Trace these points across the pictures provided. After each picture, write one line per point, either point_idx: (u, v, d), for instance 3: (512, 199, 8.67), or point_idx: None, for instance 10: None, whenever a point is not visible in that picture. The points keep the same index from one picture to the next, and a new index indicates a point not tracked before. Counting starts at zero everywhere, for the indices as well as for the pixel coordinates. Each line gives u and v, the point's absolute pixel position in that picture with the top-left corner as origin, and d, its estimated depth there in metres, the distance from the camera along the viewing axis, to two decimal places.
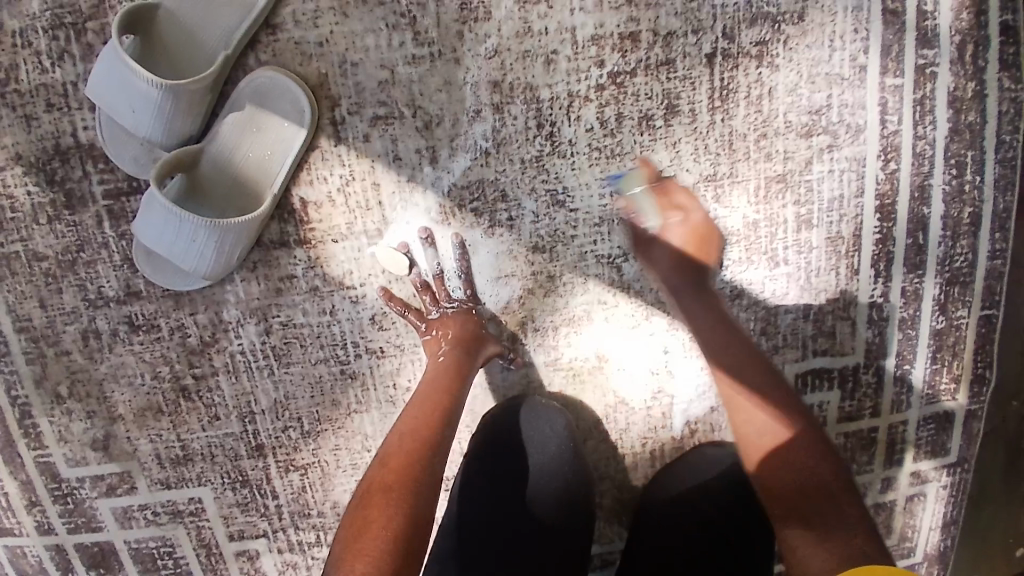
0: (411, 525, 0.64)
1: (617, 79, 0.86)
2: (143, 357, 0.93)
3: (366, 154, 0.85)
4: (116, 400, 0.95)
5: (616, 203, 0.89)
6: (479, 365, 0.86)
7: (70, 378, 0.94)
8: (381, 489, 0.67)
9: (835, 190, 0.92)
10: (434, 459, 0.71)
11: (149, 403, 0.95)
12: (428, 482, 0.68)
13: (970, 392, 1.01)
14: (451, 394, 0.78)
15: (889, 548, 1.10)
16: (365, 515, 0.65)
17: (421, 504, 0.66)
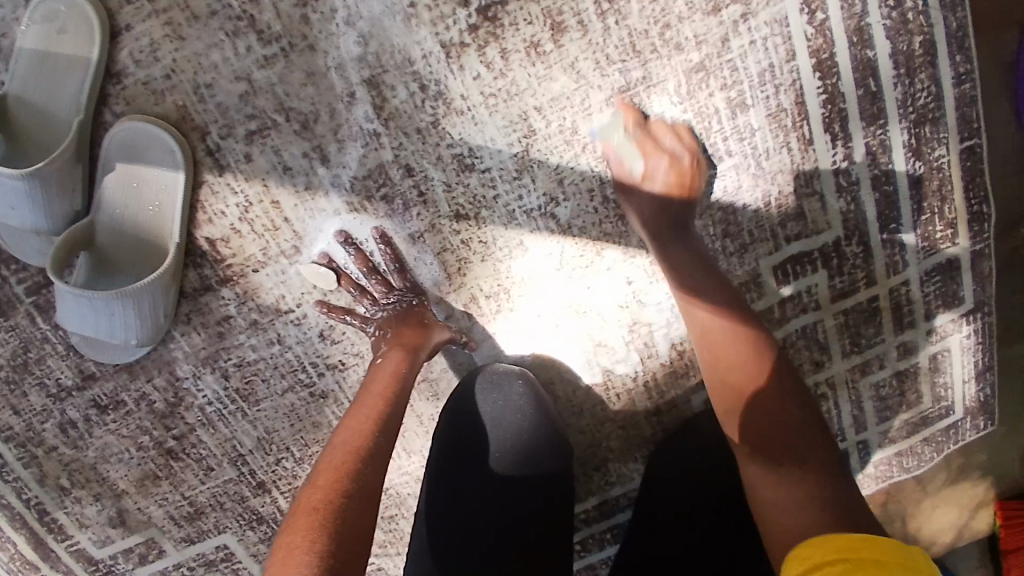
0: (335, 541, 0.57)
1: (489, 13, 0.76)
2: (122, 433, 0.93)
3: (253, 175, 0.80)
4: (115, 478, 0.96)
5: (527, 147, 0.82)
6: (426, 359, 0.81)
7: (65, 470, 0.95)
8: (306, 510, 0.60)
9: (765, 61, 0.82)
10: (365, 465, 0.64)
11: (144, 473, 0.96)
12: (356, 493, 0.62)
13: (971, 232, 0.96)
14: (393, 396, 0.74)
15: (925, 410, 1.06)
16: (288, 542, 0.57)
17: (344, 518, 0.59)
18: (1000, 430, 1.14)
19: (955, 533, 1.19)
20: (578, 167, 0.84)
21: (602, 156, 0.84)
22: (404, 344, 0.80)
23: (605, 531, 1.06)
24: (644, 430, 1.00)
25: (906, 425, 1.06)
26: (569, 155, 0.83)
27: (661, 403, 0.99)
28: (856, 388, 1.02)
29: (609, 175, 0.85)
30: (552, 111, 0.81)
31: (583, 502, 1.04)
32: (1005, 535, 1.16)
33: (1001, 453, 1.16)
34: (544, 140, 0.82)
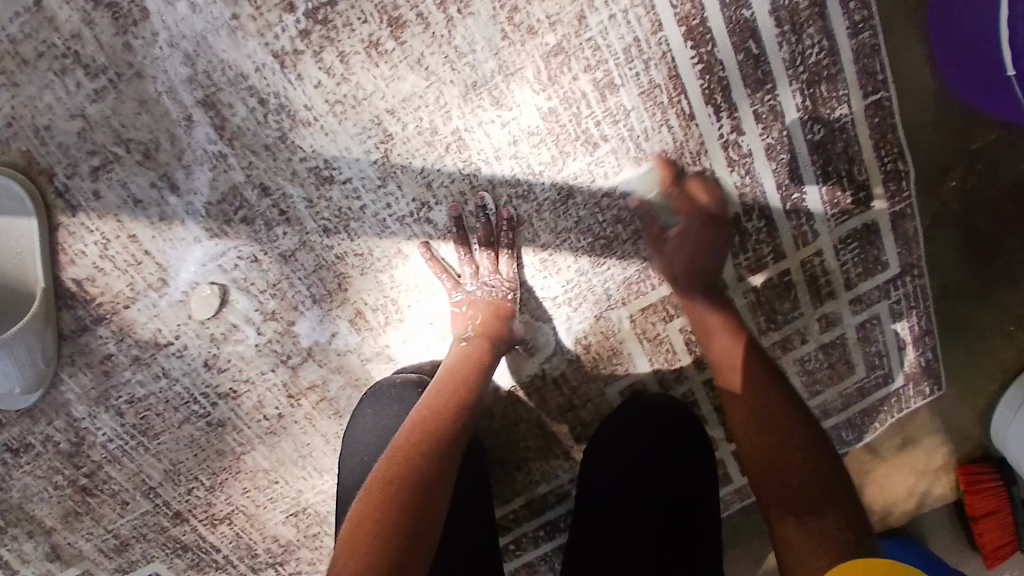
0: (410, 512, 0.63)
1: (319, 15, 0.72)
2: (37, 473, 0.91)
3: (105, 212, 0.78)
4: (41, 515, 0.93)
5: (387, 152, 0.78)
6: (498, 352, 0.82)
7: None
8: (382, 482, 0.66)
9: (627, 36, 0.78)
10: (417, 444, 0.70)
11: (65, 510, 0.93)
12: (419, 469, 0.67)
13: (888, 191, 0.90)
14: (464, 382, 0.78)
15: (859, 380, 1.01)
16: (359, 516, 0.63)
17: (416, 494, 0.65)
18: (951, 395, 1.05)
19: (918, 502, 1.09)
20: (445, 168, 0.80)
21: (469, 154, 0.80)
22: (488, 332, 0.83)
23: (539, 529, 1.04)
24: (561, 427, 0.98)
25: (840, 398, 1.02)
26: (433, 157, 0.79)
27: (575, 400, 0.96)
28: (779, 365, 0.97)
29: (481, 173, 0.81)
30: (406, 112, 0.76)
31: (510, 503, 1.03)
32: (972, 501, 1.05)
33: (956, 416, 1.06)
34: (403, 144, 0.78)
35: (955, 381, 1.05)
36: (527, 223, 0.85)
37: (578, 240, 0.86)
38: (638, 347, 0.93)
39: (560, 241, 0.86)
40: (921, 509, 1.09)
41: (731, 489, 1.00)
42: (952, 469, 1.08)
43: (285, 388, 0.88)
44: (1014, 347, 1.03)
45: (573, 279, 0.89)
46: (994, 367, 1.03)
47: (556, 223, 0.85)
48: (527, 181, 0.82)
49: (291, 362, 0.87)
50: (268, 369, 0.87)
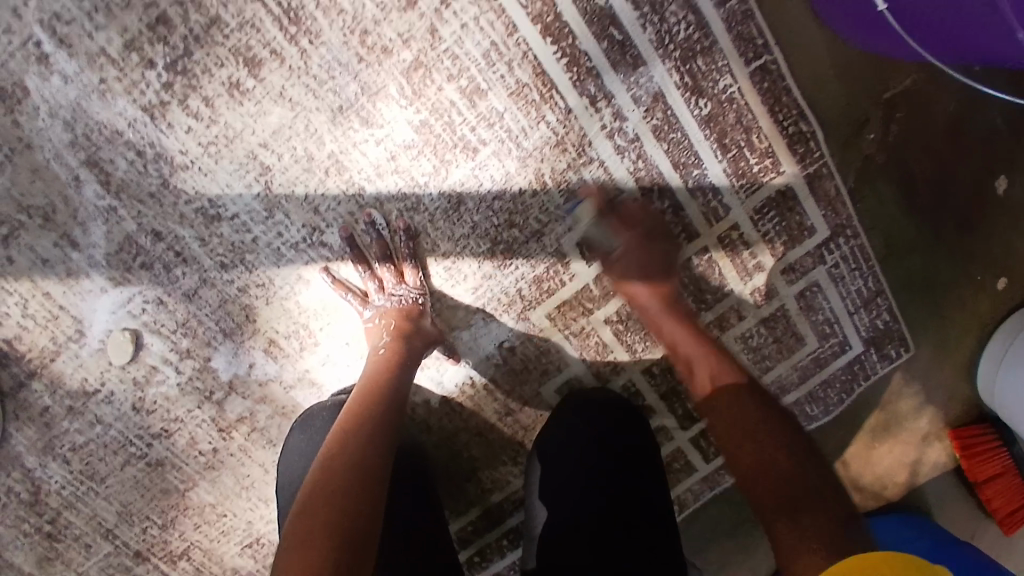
0: (351, 513, 0.61)
1: (178, 67, 0.76)
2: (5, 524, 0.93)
3: (19, 274, 0.82)
4: (17, 562, 0.95)
5: (267, 184, 0.80)
6: (412, 350, 0.83)
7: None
8: (318, 487, 0.64)
9: (484, 41, 0.78)
10: (349, 443, 0.69)
11: (38, 556, 0.95)
12: (354, 467, 0.66)
13: (794, 155, 0.87)
14: (379, 385, 0.78)
15: (812, 351, 0.95)
16: (301, 515, 0.61)
17: (358, 492, 0.64)
18: (925, 354, 0.97)
19: (911, 473, 1.01)
20: (329, 192, 0.82)
21: (350, 175, 0.81)
22: (400, 332, 0.83)
23: (502, 538, 1.00)
24: (502, 432, 0.95)
25: (794, 372, 0.96)
26: (315, 182, 0.81)
27: (511, 403, 0.94)
28: (721, 344, 0.94)
29: (364, 192, 0.82)
30: (278, 143, 0.79)
31: (467, 514, 0.99)
32: (970, 467, 0.98)
33: (934, 376, 0.98)
34: (282, 174, 0.80)
35: (926, 341, 0.97)
36: (425, 233, 0.85)
37: (478, 244, 0.86)
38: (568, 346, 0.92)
39: (460, 246, 0.86)
40: (914, 479, 1.01)
41: (697, 480, 0.98)
42: (945, 435, 1.00)
43: (215, 423, 0.90)
44: (984, 298, 0.96)
45: (481, 282, 0.88)
46: (963, 325, 0.96)
47: (453, 231, 0.85)
48: (415, 194, 0.83)
49: (215, 398, 0.89)
50: (194, 406, 0.89)
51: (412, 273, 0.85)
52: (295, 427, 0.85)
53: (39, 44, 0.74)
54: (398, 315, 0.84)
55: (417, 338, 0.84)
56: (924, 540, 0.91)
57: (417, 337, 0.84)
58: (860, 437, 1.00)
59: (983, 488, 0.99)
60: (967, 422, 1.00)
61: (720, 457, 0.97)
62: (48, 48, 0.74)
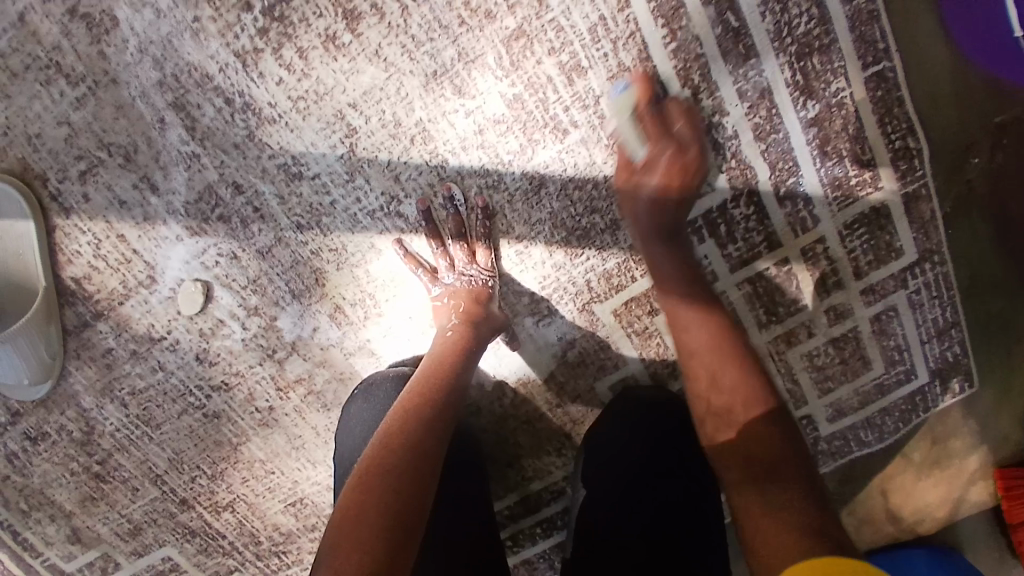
0: (405, 498, 0.60)
1: (276, 13, 0.74)
2: (55, 460, 0.95)
3: (95, 214, 0.82)
4: (61, 500, 0.97)
5: (352, 146, 0.78)
6: (482, 334, 0.80)
7: (22, 494, 0.97)
8: (375, 464, 0.63)
9: (591, 15, 0.75)
10: (413, 421, 0.68)
11: (83, 495, 0.97)
12: (414, 448, 0.65)
13: (898, 172, 0.82)
14: (443, 367, 0.75)
15: (879, 377, 0.90)
16: (355, 492, 0.61)
17: (415, 476, 0.63)
18: (986, 395, 0.92)
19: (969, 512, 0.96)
20: (412, 161, 0.80)
21: (436, 145, 0.79)
22: (468, 318, 0.80)
23: (536, 526, 0.99)
24: (550, 423, 0.94)
25: (857, 396, 0.91)
26: (398, 150, 0.79)
27: (565, 394, 0.92)
28: (783, 360, 0.90)
29: (448, 163, 0.80)
30: (368, 105, 0.77)
31: (504, 499, 0.98)
32: (1010, 508, 0.92)
33: (994, 418, 0.93)
34: (368, 138, 0.78)
35: (992, 381, 0.91)
36: (502, 214, 0.82)
37: (552, 233, 0.83)
38: (629, 345, 0.89)
39: (535, 232, 0.83)
40: (959, 517, 0.96)
41: None
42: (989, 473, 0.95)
43: (274, 381, 0.89)
44: None
45: (550, 273, 0.86)
46: None
47: (531, 214, 0.82)
48: (497, 171, 0.80)
49: (276, 356, 0.88)
50: (256, 362, 0.88)
51: (484, 254, 0.83)
52: (352, 397, 0.84)
53: None
54: (466, 296, 0.82)
55: (484, 326, 0.81)
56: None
57: (485, 324, 0.81)
58: (909, 469, 0.95)
59: (1017, 531, 0.93)
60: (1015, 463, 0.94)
61: None
62: None
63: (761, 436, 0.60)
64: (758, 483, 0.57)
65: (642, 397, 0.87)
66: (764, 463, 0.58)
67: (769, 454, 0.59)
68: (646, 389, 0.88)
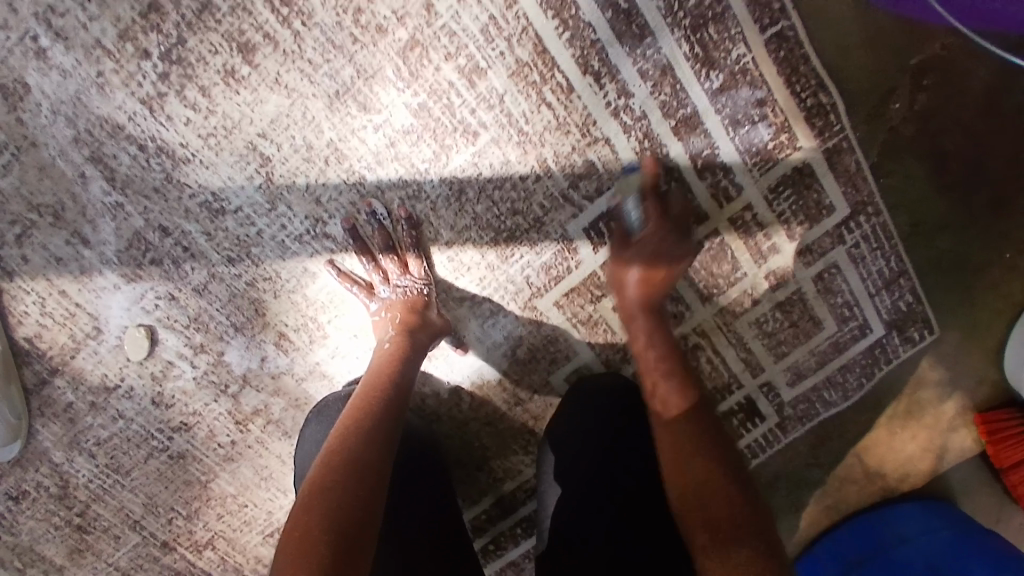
0: (346, 511, 0.60)
1: (173, 57, 0.76)
2: (37, 517, 0.97)
3: (36, 273, 0.84)
4: (50, 556, 1.00)
5: (268, 175, 0.80)
6: (421, 342, 0.80)
7: (13, 553, 0.99)
8: (316, 482, 0.63)
9: (481, 16, 0.76)
10: (351, 436, 0.68)
11: (70, 547, 0.99)
12: (353, 462, 0.65)
13: (812, 130, 0.81)
14: (381, 380, 0.76)
15: (833, 335, 0.89)
16: (299, 512, 0.61)
17: (359, 487, 0.63)
18: (952, 339, 0.90)
19: (949, 462, 0.94)
20: (329, 181, 0.81)
21: (350, 163, 0.80)
22: (403, 326, 0.81)
23: (515, 527, 0.99)
24: (512, 421, 0.93)
25: (814, 357, 0.90)
26: (314, 172, 0.80)
27: (521, 393, 0.92)
28: (733, 330, 0.89)
29: (365, 178, 0.81)
30: (277, 132, 0.78)
31: (479, 504, 0.98)
32: (997, 453, 0.90)
33: (965, 362, 0.91)
34: (283, 165, 0.80)
35: (954, 325, 0.90)
36: (428, 221, 0.83)
37: (480, 234, 0.84)
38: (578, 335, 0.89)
39: (462, 237, 0.84)
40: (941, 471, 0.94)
41: None
42: (971, 419, 0.92)
43: (231, 415, 0.90)
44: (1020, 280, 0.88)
45: (483, 274, 0.86)
46: (996, 307, 0.89)
47: (455, 219, 0.83)
48: (415, 180, 0.81)
49: (230, 390, 0.89)
50: (210, 400, 0.89)
51: (416, 263, 0.84)
52: (307, 423, 0.85)
53: (36, 38, 0.76)
54: (404, 308, 0.83)
55: (421, 336, 0.81)
56: (946, 534, 0.86)
57: (422, 334, 0.81)
58: (884, 424, 0.94)
59: (1012, 472, 0.90)
60: (997, 405, 0.92)
61: (735, 444, 0.94)
62: (46, 42, 0.76)
63: (705, 484, 0.63)
64: (722, 547, 0.57)
65: (598, 384, 0.86)
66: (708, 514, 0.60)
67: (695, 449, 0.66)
68: (596, 375, 0.88)
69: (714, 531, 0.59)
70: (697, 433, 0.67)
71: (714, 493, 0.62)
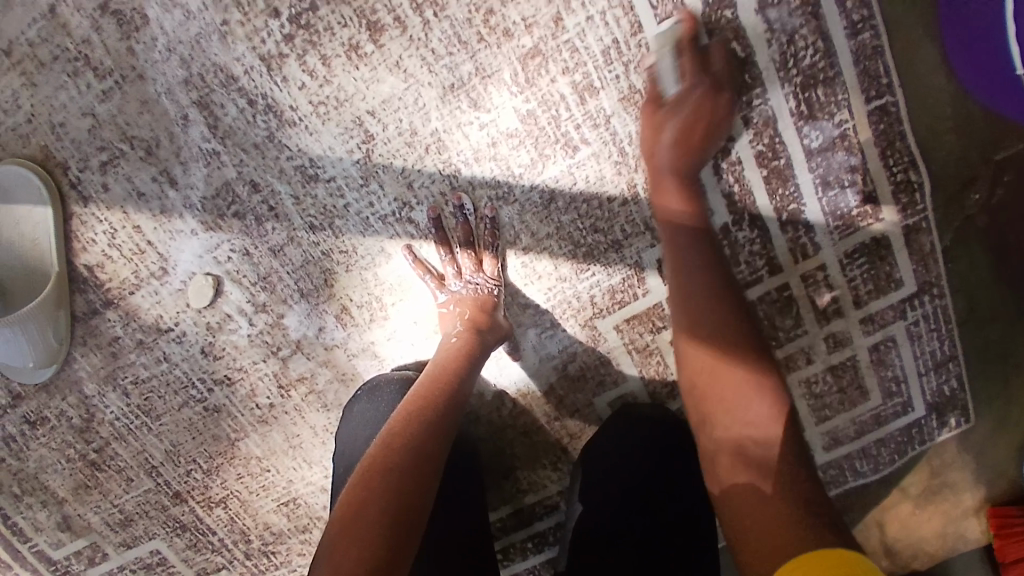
0: (409, 496, 0.62)
1: (302, 21, 0.77)
2: (52, 446, 0.97)
3: (112, 203, 0.84)
4: (54, 487, 0.99)
5: (368, 152, 0.81)
6: (488, 344, 0.81)
7: (16, 479, 0.99)
8: (378, 462, 0.64)
9: (606, 37, 0.78)
10: (418, 422, 0.69)
11: (77, 483, 0.99)
12: (415, 449, 0.66)
13: (898, 204, 0.84)
14: (446, 373, 0.76)
15: (876, 408, 0.92)
16: (359, 488, 0.62)
17: (418, 474, 0.64)
18: (983, 429, 0.93)
19: (945, 544, 0.97)
20: (425, 169, 0.82)
21: (449, 155, 0.81)
22: (472, 324, 0.82)
23: (527, 541, 1.00)
24: (547, 435, 0.94)
25: (853, 425, 0.93)
26: (413, 158, 0.81)
27: (563, 410, 0.93)
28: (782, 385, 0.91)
29: (460, 173, 0.82)
30: (385, 113, 0.79)
31: (497, 511, 0.99)
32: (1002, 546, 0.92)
33: (989, 453, 0.94)
34: (384, 145, 0.81)
35: (987, 415, 0.93)
36: (511, 225, 0.84)
37: (559, 246, 0.85)
38: (630, 362, 0.90)
39: (541, 246, 0.85)
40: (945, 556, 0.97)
41: None
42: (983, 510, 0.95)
43: (276, 378, 0.90)
44: None
45: (555, 285, 0.87)
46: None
47: (539, 228, 0.84)
48: (508, 183, 0.83)
49: (280, 353, 0.89)
50: (259, 359, 0.89)
51: (490, 264, 0.85)
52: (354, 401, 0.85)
53: None
54: (475, 307, 0.83)
55: (488, 336, 0.81)
56: None
57: (488, 335, 0.82)
58: (905, 501, 0.97)
59: (1011, 569, 0.92)
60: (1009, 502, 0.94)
61: None
62: None
63: (761, 418, 0.59)
64: (762, 478, 0.55)
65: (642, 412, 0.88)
66: (760, 441, 0.58)
67: (734, 389, 0.62)
68: (646, 404, 0.90)
69: (744, 456, 0.58)
70: (741, 365, 0.63)
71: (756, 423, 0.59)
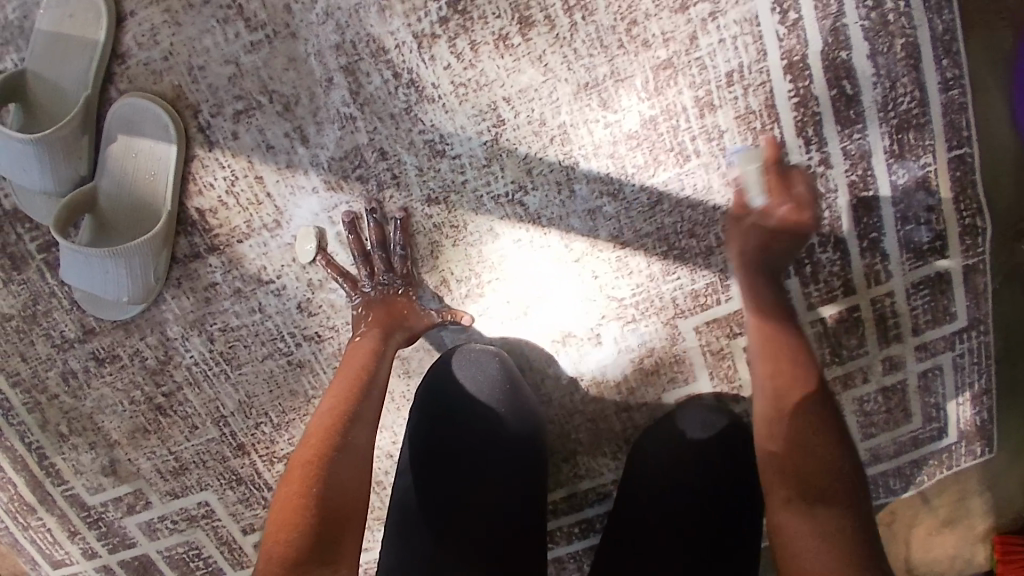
0: (327, 502, 0.64)
1: (459, 6, 0.82)
2: (117, 387, 0.98)
3: (239, 152, 0.87)
4: (108, 429, 1.00)
5: (497, 136, 0.86)
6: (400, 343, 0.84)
7: (66, 417, 1.00)
8: (308, 466, 0.66)
9: (734, 59, 0.84)
10: (345, 426, 0.70)
11: (135, 426, 0.99)
12: (349, 452, 0.68)
13: (963, 246, 0.92)
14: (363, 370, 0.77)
15: (914, 431, 0.99)
16: (297, 488, 0.65)
17: (350, 492, 0.66)
18: (1001, 460, 1.01)
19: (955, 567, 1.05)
20: (547, 158, 0.87)
21: (571, 148, 0.86)
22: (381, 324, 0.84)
23: (574, 525, 1.04)
24: (613, 425, 0.99)
25: (894, 444, 1.00)
26: (538, 146, 0.86)
27: (631, 401, 0.97)
28: (836, 401, 0.98)
29: (578, 167, 0.87)
30: (520, 102, 0.85)
31: (552, 493, 1.03)
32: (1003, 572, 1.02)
33: (1004, 482, 1.02)
34: (514, 130, 0.86)
35: (1006, 446, 1.01)
36: (614, 220, 0.89)
37: (654, 245, 0.90)
38: (700, 363, 0.96)
39: (638, 243, 0.90)
40: None
41: None
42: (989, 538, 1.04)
43: None
44: None
45: (643, 283, 0.92)
46: None
47: (641, 227, 0.90)
48: (619, 180, 0.88)
49: None
50: None
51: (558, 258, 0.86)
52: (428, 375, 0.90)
53: None
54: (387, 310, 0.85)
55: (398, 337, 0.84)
56: None
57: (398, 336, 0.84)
58: (927, 521, 1.04)
59: None
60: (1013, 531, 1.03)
61: None
62: None
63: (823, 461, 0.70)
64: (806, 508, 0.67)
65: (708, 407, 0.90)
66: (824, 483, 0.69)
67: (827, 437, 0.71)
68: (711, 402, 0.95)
69: (812, 490, 0.68)
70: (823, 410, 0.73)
71: (829, 465, 0.70)
